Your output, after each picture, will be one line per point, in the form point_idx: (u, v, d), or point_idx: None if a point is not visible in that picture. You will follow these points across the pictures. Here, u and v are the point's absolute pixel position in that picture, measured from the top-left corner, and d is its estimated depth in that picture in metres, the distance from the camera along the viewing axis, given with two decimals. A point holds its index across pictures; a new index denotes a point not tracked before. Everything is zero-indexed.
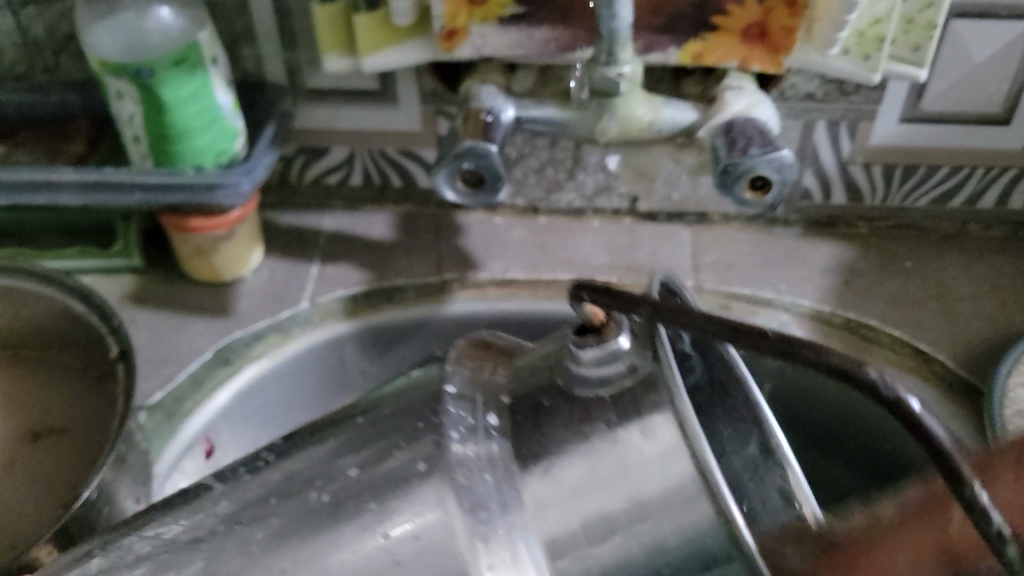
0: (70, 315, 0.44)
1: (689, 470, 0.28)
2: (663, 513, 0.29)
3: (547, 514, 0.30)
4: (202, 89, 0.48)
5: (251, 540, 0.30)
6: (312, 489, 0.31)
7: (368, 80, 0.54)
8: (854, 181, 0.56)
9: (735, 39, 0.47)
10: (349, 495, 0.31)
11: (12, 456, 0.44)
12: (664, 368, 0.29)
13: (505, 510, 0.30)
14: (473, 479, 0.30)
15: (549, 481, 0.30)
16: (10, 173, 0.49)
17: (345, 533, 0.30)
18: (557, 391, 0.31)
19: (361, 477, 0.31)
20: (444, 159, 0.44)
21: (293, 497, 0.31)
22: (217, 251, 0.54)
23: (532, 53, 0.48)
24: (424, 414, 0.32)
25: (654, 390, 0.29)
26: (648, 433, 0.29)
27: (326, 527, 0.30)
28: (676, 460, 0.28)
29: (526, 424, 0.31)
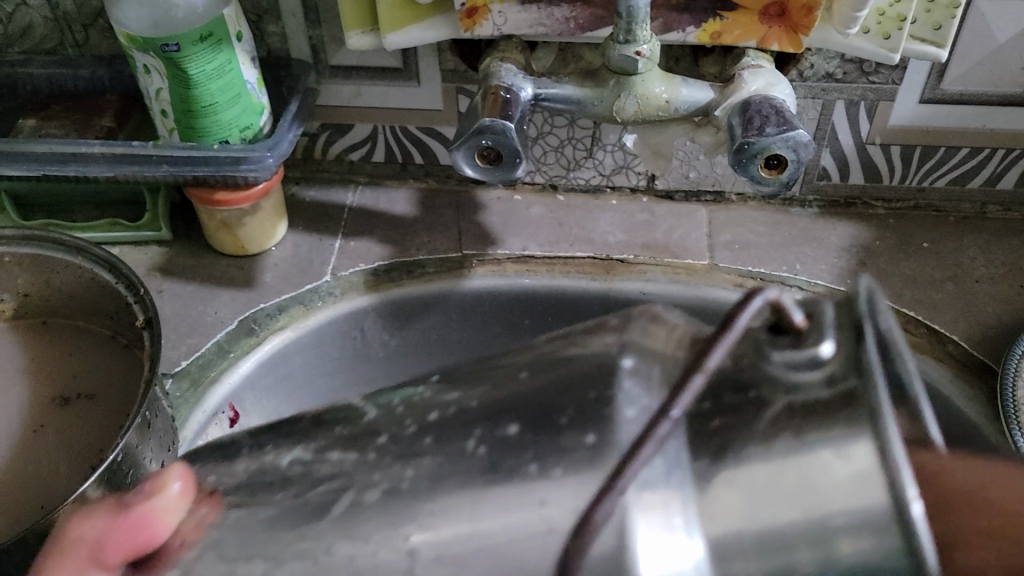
0: (99, 284, 0.46)
1: (884, 499, 0.20)
2: (846, 541, 0.21)
3: (711, 512, 0.22)
4: (228, 64, 0.49)
5: (391, 494, 0.26)
6: (467, 438, 0.26)
7: (391, 57, 0.54)
8: (872, 162, 0.56)
9: (753, 18, 0.47)
10: (507, 454, 0.25)
11: (44, 420, 0.46)
12: (871, 382, 0.21)
13: (674, 496, 0.22)
14: (655, 456, 0.23)
15: (718, 476, 0.22)
16: (41, 145, 0.51)
17: (507, 494, 0.24)
18: (741, 380, 0.23)
19: (521, 437, 0.25)
20: (463, 136, 0.45)
21: (448, 448, 0.26)
22: (242, 225, 0.55)
23: (552, 31, 0.48)
24: (596, 383, 0.25)
25: (853, 405, 0.21)
26: (843, 449, 0.21)
27: (481, 485, 0.25)
28: (872, 483, 0.20)
29: (717, 410, 0.23)
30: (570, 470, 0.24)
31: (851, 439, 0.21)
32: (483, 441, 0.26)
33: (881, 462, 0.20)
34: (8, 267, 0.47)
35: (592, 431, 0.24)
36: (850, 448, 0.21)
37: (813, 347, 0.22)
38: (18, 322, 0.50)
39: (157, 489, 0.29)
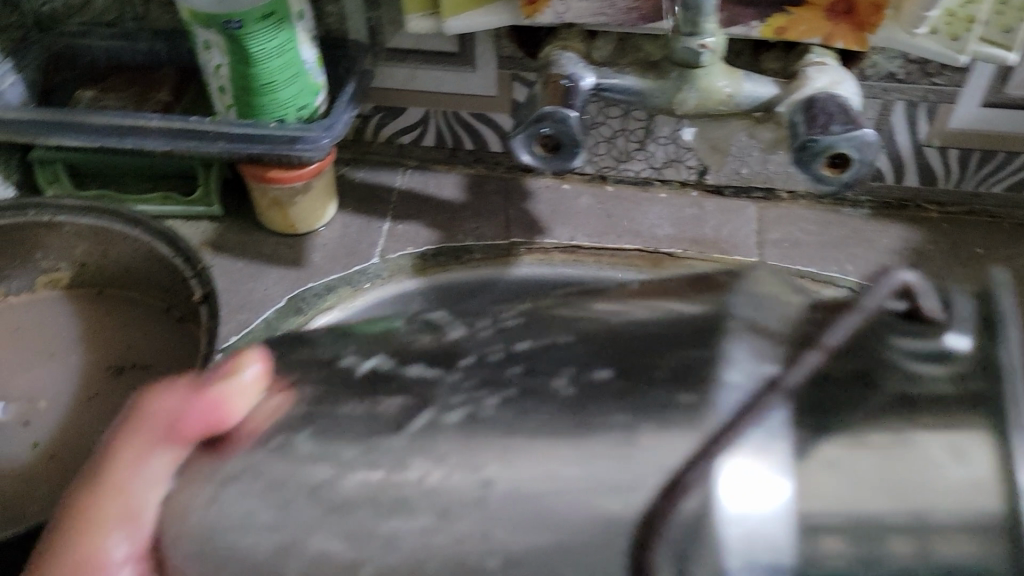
0: (156, 257, 0.46)
1: (997, 505, 0.22)
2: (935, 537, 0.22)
3: (821, 491, 0.24)
4: (288, 43, 0.49)
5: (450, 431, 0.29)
6: (552, 377, 0.30)
7: (448, 42, 0.54)
8: (928, 164, 0.55)
9: (819, 14, 0.47)
10: (591, 394, 0.28)
11: (97, 388, 0.46)
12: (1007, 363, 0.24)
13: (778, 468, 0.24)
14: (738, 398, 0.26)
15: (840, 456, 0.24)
16: (101, 117, 0.51)
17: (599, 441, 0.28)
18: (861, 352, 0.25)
19: (610, 381, 0.29)
20: (524, 123, 0.45)
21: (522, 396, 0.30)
22: (293, 204, 0.56)
23: (614, 22, 0.48)
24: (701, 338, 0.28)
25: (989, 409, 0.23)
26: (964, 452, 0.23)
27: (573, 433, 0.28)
28: (986, 490, 0.22)
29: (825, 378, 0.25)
30: (660, 421, 0.27)
31: (970, 430, 0.23)
32: (573, 380, 0.29)
33: (998, 463, 0.22)
34: (67, 237, 0.47)
35: (685, 390, 0.27)
36: (953, 438, 0.23)
37: (946, 341, 0.25)
38: (74, 291, 0.51)
39: (235, 371, 0.32)
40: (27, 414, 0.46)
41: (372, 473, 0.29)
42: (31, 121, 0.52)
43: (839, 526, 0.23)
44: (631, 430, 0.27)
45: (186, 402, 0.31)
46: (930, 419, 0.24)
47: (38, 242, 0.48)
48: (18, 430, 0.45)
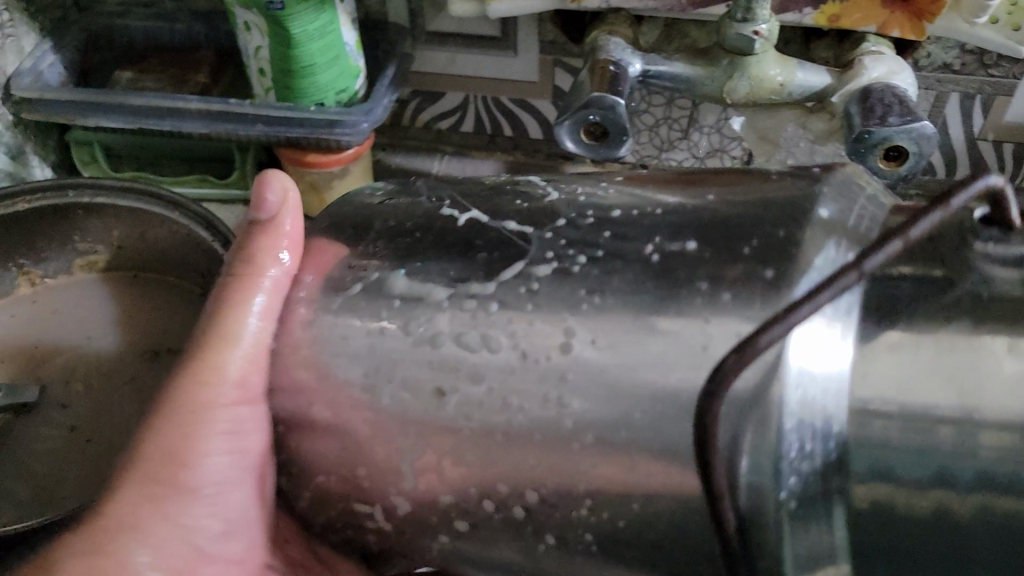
0: (194, 241, 0.46)
1: None
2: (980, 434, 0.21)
3: (868, 371, 0.23)
4: (330, 25, 0.48)
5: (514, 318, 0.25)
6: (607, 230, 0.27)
7: (490, 26, 0.53)
8: (982, 158, 0.54)
9: (875, 2, 0.45)
10: (682, 263, 0.25)
11: (134, 372, 0.46)
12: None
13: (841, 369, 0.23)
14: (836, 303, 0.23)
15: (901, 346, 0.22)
16: (139, 98, 0.51)
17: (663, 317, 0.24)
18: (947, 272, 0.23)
19: (691, 251, 0.25)
20: (570, 110, 0.44)
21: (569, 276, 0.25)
22: (330, 188, 0.55)
23: (663, 6, 0.47)
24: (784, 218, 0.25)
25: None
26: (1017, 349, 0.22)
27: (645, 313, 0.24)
28: None
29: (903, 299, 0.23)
30: (741, 296, 0.24)
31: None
32: (659, 248, 0.25)
33: None
34: (106, 219, 0.47)
35: (772, 266, 0.24)
36: (997, 336, 0.22)
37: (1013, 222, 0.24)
38: (109, 274, 0.51)
39: (281, 201, 0.32)
40: (63, 396, 0.45)
41: (424, 364, 0.25)
42: (69, 101, 0.51)
43: (875, 411, 0.22)
44: (715, 304, 0.24)
45: (247, 257, 0.31)
46: (991, 324, 0.22)
47: (77, 223, 0.47)
48: (55, 412, 0.44)
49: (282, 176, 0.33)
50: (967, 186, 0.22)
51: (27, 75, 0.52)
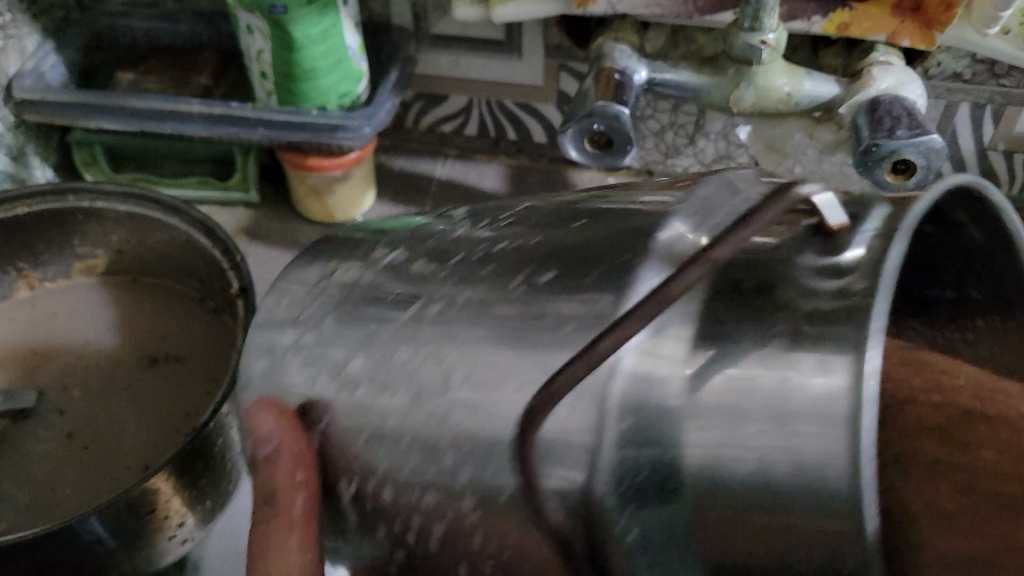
0: (193, 247, 0.45)
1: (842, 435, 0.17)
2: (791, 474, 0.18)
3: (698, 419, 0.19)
4: (332, 29, 0.48)
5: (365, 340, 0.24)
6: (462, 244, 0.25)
7: (495, 30, 0.52)
8: (992, 167, 0.53)
9: (886, 10, 0.44)
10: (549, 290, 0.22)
11: (133, 378, 0.46)
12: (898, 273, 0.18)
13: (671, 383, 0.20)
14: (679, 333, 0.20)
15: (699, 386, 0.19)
16: (140, 100, 0.50)
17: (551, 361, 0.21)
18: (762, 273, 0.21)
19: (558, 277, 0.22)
20: (574, 118, 0.43)
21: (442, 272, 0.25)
22: (332, 192, 0.54)
23: (669, 13, 0.46)
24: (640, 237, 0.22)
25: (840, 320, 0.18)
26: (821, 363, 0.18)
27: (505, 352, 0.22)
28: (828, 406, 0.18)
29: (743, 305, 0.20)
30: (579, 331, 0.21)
31: (831, 357, 0.18)
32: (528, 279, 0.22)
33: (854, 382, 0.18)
34: (105, 223, 0.47)
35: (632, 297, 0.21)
36: (804, 354, 0.19)
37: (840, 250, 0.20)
38: (108, 278, 0.51)
39: (272, 434, 0.25)
40: (62, 402, 0.45)
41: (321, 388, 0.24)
42: (70, 103, 0.51)
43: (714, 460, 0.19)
44: (570, 325, 0.21)
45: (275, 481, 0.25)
46: (806, 339, 0.19)
47: (76, 228, 0.47)
48: (53, 418, 0.44)
49: (268, 400, 0.25)
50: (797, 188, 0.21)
51: (29, 76, 0.51)
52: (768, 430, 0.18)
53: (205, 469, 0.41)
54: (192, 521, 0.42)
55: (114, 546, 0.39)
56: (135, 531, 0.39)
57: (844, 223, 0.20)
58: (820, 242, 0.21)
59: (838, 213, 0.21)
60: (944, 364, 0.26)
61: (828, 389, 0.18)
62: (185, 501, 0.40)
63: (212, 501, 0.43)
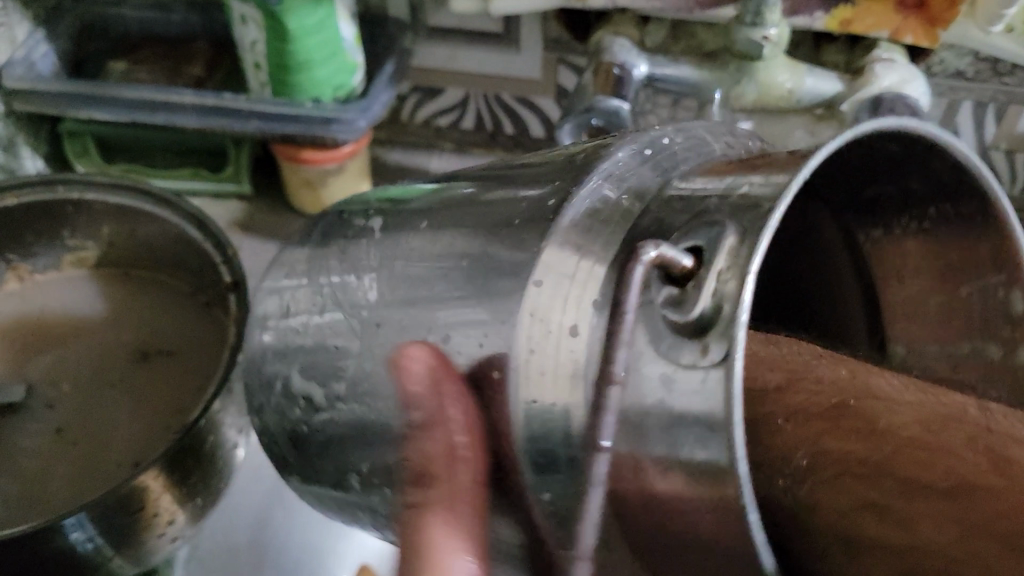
0: (185, 240, 0.45)
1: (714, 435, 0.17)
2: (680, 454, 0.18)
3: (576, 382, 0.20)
4: (327, 20, 0.47)
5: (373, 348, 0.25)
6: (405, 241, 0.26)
7: (492, 23, 0.52)
8: (993, 167, 0.52)
9: (888, 6, 0.44)
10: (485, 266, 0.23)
11: (122, 373, 0.45)
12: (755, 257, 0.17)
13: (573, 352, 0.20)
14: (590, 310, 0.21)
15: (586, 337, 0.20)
16: (131, 90, 0.50)
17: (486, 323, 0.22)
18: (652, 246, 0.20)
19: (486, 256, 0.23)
20: (573, 113, 0.42)
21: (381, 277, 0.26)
22: (326, 185, 0.54)
23: (669, 8, 0.45)
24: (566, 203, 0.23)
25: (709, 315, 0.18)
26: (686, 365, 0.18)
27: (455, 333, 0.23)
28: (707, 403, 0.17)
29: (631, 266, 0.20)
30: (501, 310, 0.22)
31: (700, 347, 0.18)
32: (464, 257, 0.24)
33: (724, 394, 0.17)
34: (96, 215, 0.46)
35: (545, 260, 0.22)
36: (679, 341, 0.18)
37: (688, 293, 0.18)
38: (99, 271, 0.50)
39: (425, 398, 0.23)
40: (51, 397, 0.44)
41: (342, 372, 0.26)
42: (61, 93, 0.50)
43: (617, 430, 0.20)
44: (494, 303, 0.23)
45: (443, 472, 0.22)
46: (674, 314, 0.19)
47: (66, 220, 0.46)
48: (43, 413, 0.43)
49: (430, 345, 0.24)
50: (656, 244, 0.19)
51: (19, 66, 0.51)
52: (647, 416, 0.19)
53: (196, 466, 0.40)
54: (182, 519, 0.41)
55: (103, 543, 0.38)
56: (125, 529, 0.38)
57: (693, 268, 0.18)
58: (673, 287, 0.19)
59: (686, 255, 0.19)
60: (896, 306, 0.27)
61: (693, 386, 0.18)
62: (175, 498, 0.40)
63: (203, 498, 0.42)
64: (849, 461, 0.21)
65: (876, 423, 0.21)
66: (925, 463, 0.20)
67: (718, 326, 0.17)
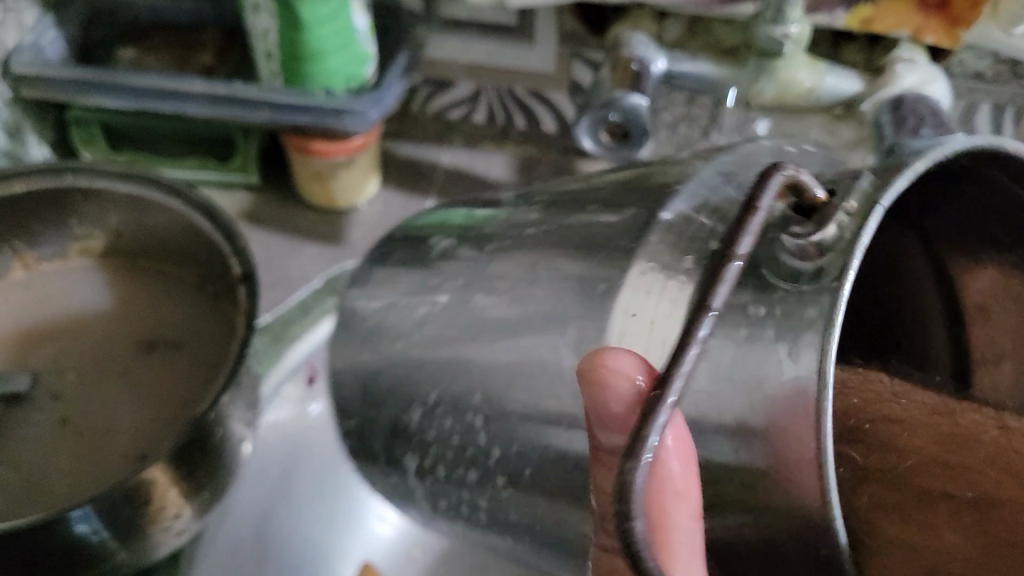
0: (194, 230, 0.44)
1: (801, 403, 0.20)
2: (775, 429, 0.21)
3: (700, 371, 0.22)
4: (341, 9, 0.47)
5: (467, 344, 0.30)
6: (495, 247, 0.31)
7: (507, 16, 0.51)
8: None
9: (909, 6, 0.43)
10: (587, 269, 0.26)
11: (128, 364, 0.44)
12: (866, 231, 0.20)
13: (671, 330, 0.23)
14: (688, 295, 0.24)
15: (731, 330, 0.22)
16: (140, 78, 0.49)
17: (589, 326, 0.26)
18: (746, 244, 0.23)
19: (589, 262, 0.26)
20: (590, 108, 0.42)
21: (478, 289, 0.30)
22: (335, 178, 0.53)
23: (688, 3, 0.45)
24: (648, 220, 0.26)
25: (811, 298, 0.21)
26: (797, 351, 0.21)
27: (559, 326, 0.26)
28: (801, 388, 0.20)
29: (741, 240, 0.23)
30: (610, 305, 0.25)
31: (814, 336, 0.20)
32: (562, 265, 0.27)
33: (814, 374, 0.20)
34: (103, 203, 0.45)
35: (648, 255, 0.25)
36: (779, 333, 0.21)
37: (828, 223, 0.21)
38: (106, 261, 0.50)
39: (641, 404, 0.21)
40: (56, 387, 0.43)
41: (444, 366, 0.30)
42: (69, 79, 0.49)
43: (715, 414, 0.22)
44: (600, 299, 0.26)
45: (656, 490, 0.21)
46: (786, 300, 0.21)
47: (73, 208, 0.46)
48: (48, 403, 0.43)
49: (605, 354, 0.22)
50: (765, 185, 0.22)
51: (28, 51, 0.50)
52: (746, 378, 0.22)
53: (204, 460, 0.40)
54: (189, 512, 0.41)
55: (109, 536, 0.37)
56: (132, 522, 0.38)
57: (827, 199, 0.22)
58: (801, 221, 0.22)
59: (821, 189, 0.22)
60: (970, 307, 0.31)
61: (797, 353, 0.21)
62: (183, 491, 0.39)
63: (210, 492, 0.42)
64: (884, 465, 0.26)
65: (909, 425, 0.27)
66: (960, 471, 0.26)
67: (840, 249, 0.21)
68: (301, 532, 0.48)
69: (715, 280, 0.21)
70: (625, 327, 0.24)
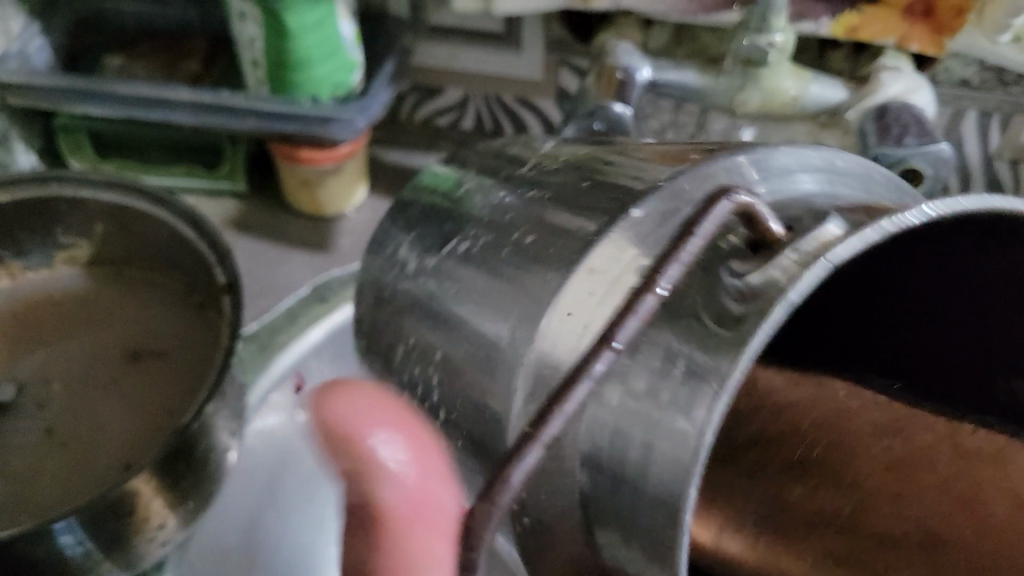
0: (178, 239, 0.44)
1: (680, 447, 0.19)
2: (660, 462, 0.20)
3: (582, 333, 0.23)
4: (327, 18, 0.47)
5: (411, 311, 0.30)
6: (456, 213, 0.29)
7: (493, 22, 0.51)
8: (998, 177, 0.52)
9: (896, 13, 0.43)
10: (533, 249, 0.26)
11: (112, 374, 0.44)
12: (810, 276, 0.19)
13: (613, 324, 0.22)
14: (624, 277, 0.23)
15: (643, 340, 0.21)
16: (126, 86, 0.49)
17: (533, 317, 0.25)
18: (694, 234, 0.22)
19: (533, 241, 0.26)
20: (575, 118, 0.42)
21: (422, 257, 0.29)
22: (323, 185, 0.53)
23: (673, 11, 0.45)
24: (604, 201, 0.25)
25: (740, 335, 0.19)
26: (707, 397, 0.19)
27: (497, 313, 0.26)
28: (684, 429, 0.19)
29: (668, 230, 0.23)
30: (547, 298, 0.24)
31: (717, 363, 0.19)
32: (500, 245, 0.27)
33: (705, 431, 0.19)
34: (89, 212, 0.45)
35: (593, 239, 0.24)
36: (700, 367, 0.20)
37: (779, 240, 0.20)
38: (93, 270, 0.50)
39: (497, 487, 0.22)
40: (41, 396, 0.43)
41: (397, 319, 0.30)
42: (54, 87, 0.49)
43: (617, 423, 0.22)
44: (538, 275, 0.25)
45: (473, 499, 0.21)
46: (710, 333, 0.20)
47: (59, 217, 0.46)
48: (32, 413, 0.43)
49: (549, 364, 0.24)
50: (707, 214, 0.21)
51: (14, 60, 0.50)
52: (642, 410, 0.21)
53: (189, 470, 0.40)
54: (174, 523, 0.41)
55: (93, 547, 0.37)
56: (116, 533, 0.38)
57: (780, 234, 0.21)
58: (749, 253, 0.21)
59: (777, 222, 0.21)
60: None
61: (699, 391, 0.19)
62: (168, 501, 0.39)
63: (195, 502, 0.42)
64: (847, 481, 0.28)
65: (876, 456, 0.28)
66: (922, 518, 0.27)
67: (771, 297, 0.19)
68: (289, 538, 0.47)
69: (622, 311, 0.20)
70: (557, 331, 0.23)
